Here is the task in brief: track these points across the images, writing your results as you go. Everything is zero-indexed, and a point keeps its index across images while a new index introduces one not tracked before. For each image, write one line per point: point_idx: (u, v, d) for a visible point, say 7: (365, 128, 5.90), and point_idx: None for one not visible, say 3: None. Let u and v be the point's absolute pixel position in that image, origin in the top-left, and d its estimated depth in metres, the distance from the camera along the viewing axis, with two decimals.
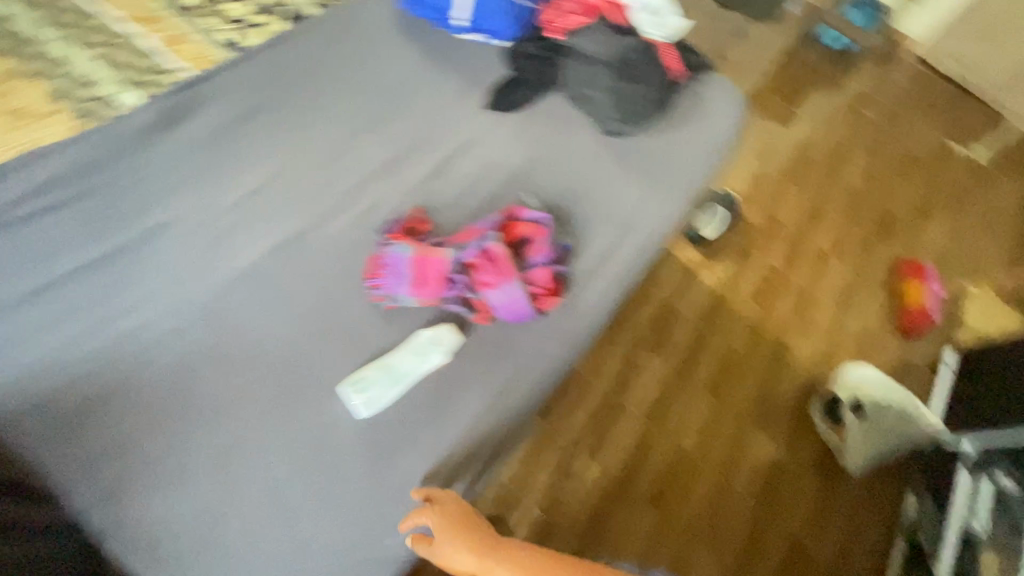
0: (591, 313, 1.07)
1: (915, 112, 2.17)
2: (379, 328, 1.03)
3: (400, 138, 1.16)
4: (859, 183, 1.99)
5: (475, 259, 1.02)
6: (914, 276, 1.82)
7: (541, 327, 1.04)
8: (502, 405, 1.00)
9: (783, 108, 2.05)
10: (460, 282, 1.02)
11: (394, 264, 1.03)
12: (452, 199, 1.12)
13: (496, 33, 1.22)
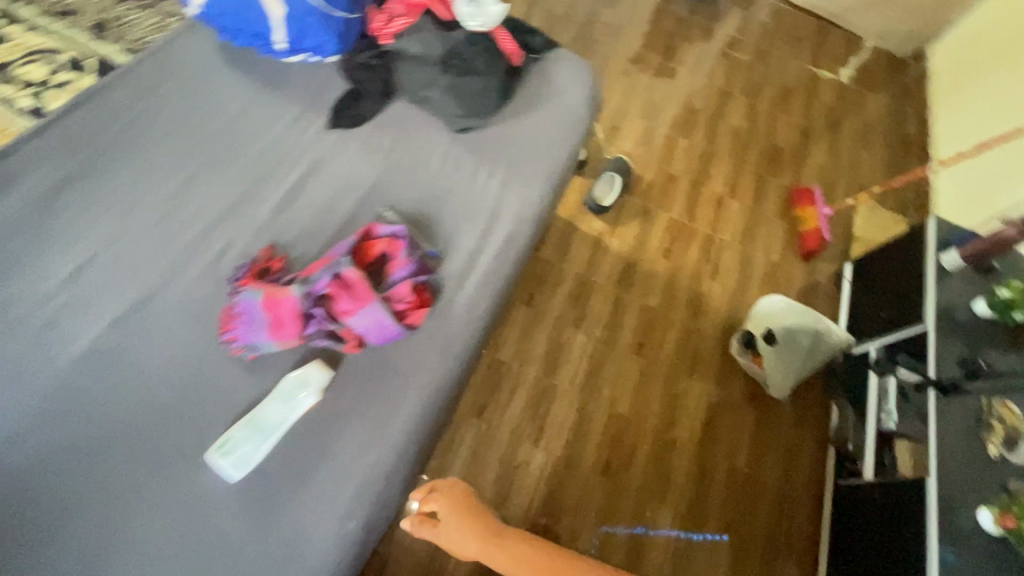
0: (472, 322, 0.97)
1: (767, 67, 2.46)
2: (245, 384, 0.94)
3: (243, 174, 1.05)
4: (734, 136, 2.21)
5: (330, 289, 0.92)
6: (805, 204, 2.03)
7: (419, 345, 0.95)
8: (391, 438, 0.92)
9: (654, 83, 2.28)
10: (320, 316, 0.93)
11: (246, 311, 0.94)
12: (301, 231, 1.00)
13: (321, 50, 1.08)
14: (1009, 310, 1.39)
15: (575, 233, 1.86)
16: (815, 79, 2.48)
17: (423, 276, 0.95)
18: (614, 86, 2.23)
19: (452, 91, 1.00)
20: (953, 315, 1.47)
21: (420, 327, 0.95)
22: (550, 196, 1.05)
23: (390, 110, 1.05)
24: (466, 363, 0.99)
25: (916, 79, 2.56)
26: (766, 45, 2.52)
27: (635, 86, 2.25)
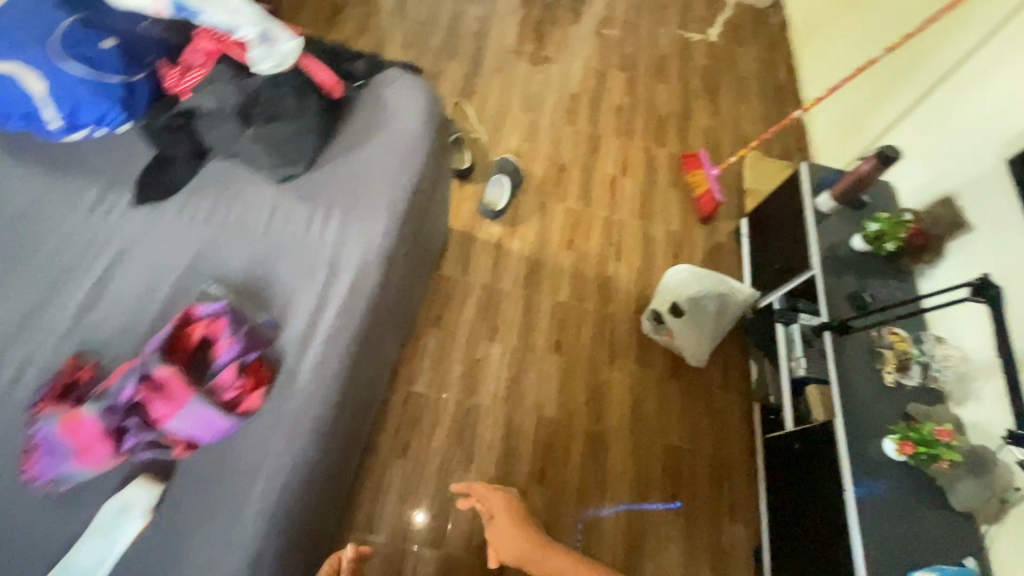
0: (324, 387, 0.83)
1: (639, 39, 2.48)
2: (56, 525, 0.77)
3: (43, 273, 0.93)
4: (617, 114, 2.23)
5: (142, 393, 0.79)
6: (695, 168, 2.06)
7: (262, 431, 0.81)
8: (242, 550, 0.75)
9: (531, 74, 2.25)
10: (138, 426, 0.80)
11: (46, 440, 0.79)
12: (117, 330, 0.88)
13: (107, 120, 0.96)
14: (881, 242, 1.46)
15: (475, 242, 1.82)
16: (686, 43, 2.53)
17: (255, 351, 0.82)
18: (491, 83, 2.19)
19: (262, 139, 0.90)
20: (836, 253, 1.53)
21: (260, 409, 0.82)
22: (397, 232, 0.96)
23: (204, 172, 0.94)
24: (330, 436, 0.85)
25: (779, 27, 2.66)
26: (635, 17, 2.55)
27: (512, 80, 2.22)
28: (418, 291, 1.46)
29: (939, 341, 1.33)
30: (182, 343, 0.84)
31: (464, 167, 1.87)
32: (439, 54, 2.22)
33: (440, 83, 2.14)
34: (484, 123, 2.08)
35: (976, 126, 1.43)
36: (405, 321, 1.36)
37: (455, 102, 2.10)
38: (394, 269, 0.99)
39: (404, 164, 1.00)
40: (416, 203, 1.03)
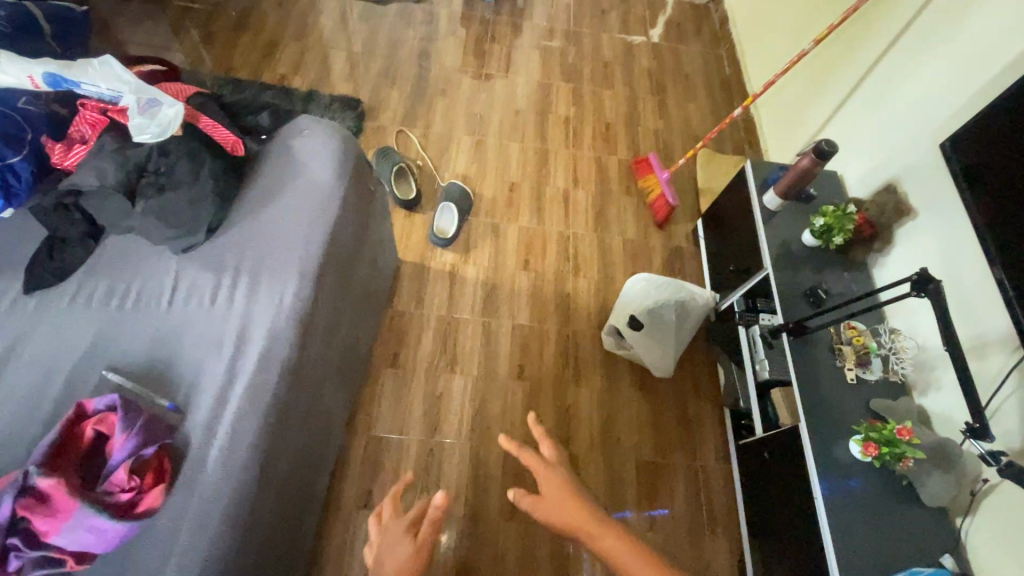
0: (240, 474, 0.75)
1: (581, 48, 2.47)
2: None
3: None
4: (565, 125, 2.21)
5: (24, 506, 0.64)
6: (646, 173, 2.04)
7: (171, 535, 0.70)
8: None
9: (473, 94, 2.23)
10: (20, 545, 0.65)
11: None
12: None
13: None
14: (830, 236, 1.43)
15: (427, 272, 1.77)
16: (629, 46, 2.52)
17: (153, 445, 0.72)
18: (434, 107, 2.16)
19: (152, 211, 0.84)
20: (788, 250, 1.50)
21: (164, 507, 0.72)
22: (311, 294, 0.90)
23: (100, 249, 0.89)
24: (252, 526, 0.76)
25: (719, 22, 2.66)
26: (574, 26, 2.54)
27: (455, 102, 2.19)
28: (367, 334, 1.42)
29: (894, 333, 1.31)
30: (71, 443, 0.72)
31: (409, 199, 1.85)
32: (377, 83, 2.17)
33: (381, 112, 2.10)
34: (429, 149, 2.04)
35: (914, 109, 1.42)
36: (352, 368, 1.31)
37: (398, 130, 2.06)
38: (314, 333, 0.93)
39: (315, 222, 0.96)
40: (334, 255, 0.99)
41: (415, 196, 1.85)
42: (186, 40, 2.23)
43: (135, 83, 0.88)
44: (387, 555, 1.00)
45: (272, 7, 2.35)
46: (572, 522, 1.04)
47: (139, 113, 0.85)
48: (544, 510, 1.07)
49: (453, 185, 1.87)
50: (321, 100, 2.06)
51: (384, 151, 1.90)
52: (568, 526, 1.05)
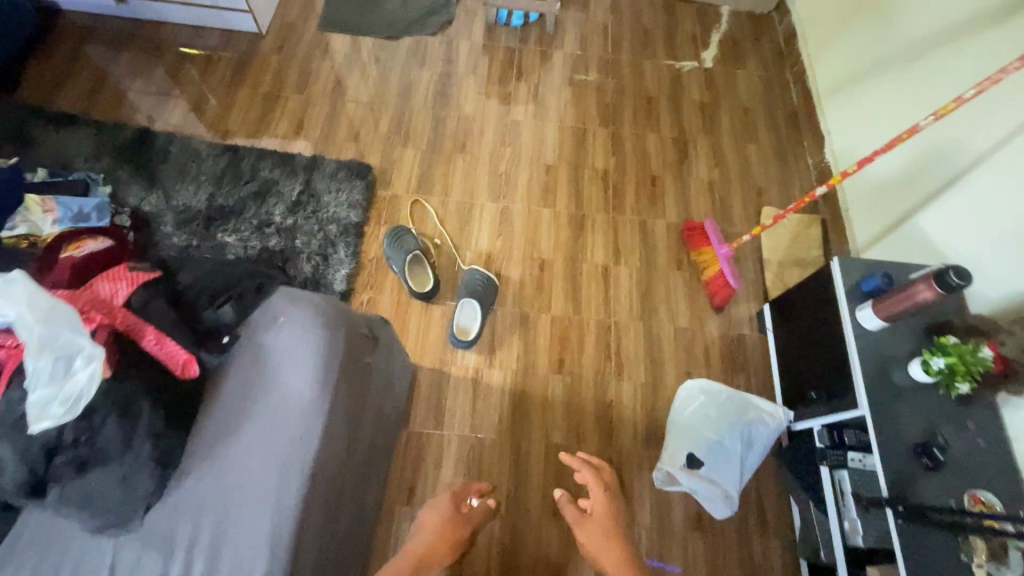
0: None
1: (621, 80, 2.14)
2: None
3: None
4: (603, 181, 1.90)
5: None
6: (700, 244, 1.75)
7: None
8: None
9: (496, 148, 1.94)
10: None
11: None
12: None
13: None
14: (952, 380, 1.12)
15: (448, 380, 1.55)
16: (676, 74, 2.17)
17: None
18: (453, 166, 1.89)
19: (70, 496, 0.69)
20: (890, 381, 1.20)
21: None
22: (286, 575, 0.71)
23: (21, 525, 0.74)
24: None
25: (785, 38, 2.26)
26: (613, 52, 2.20)
27: (476, 160, 1.91)
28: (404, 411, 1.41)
29: None
30: None
31: (426, 290, 1.61)
32: (390, 139, 1.91)
33: (394, 177, 1.85)
34: (447, 221, 1.79)
35: None
36: (362, 544, 1.12)
37: (412, 199, 1.81)
38: None
39: (292, 463, 0.76)
40: (320, 493, 0.78)
41: (432, 286, 1.62)
42: (179, 92, 2.00)
43: (51, 338, 0.65)
44: (435, 514, 1.20)
45: (274, 50, 2.10)
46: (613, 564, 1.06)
47: (55, 394, 0.65)
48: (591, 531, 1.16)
49: (476, 273, 1.64)
50: (326, 167, 1.82)
51: (401, 239, 1.67)
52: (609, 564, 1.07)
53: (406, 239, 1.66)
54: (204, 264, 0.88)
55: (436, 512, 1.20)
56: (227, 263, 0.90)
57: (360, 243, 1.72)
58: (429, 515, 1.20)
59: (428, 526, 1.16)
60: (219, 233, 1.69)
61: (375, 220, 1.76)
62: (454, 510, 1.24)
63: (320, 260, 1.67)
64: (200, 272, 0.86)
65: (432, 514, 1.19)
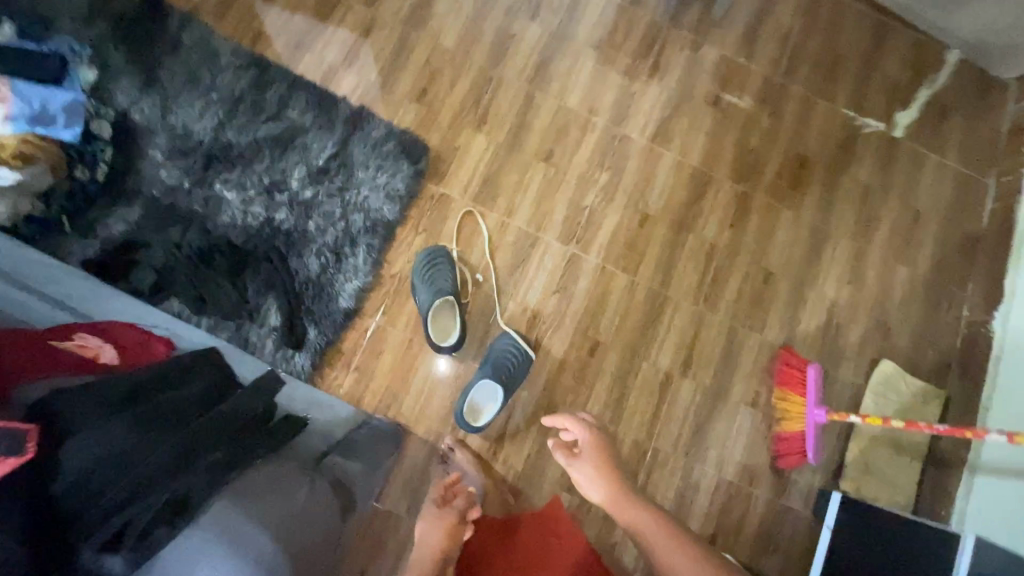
0: None
1: (778, 121, 1.60)
2: None
3: None
4: (705, 256, 1.48)
5: None
6: (793, 391, 1.38)
7: None
8: None
9: (588, 169, 1.48)
10: None
11: None
12: None
13: None
14: None
15: (439, 460, 1.28)
16: (851, 136, 1.62)
17: None
18: (528, 180, 1.45)
19: None
20: None
21: None
22: None
23: None
24: None
25: (1011, 128, 1.66)
26: (785, 74, 1.63)
27: (559, 182, 1.46)
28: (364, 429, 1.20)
29: None
30: None
31: (446, 343, 1.29)
32: (461, 113, 1.45)
33: (451, 172, 1.42)
34: (499, 254, 1.40)
35: None
36: None
37: (465, 212, 1.41)
38: None
39: None
40: None
41: (456, 342, 1.29)
42: None
43: None
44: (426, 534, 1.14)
45: None
46: (609, 496, 1.08)
47: None
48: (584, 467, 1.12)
49: (510, 344, 1.31)
50: (371, 132, 1.39)
51: (433, 278, 1.31)
52: (602, 494, 1.09)
53: (436, 284, 1.30)
54: (98, 457, 0.63)
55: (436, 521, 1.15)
56: (131, 457, 0.65)
57: (385, 249, 1.35)
58: (429, 526, 1.14)
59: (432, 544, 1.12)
60: (218, 183, 1.32)
61: (411, 227, 1.38)
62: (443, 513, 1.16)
63: (331, 259, 1.32)
64: (83, 476, 0.62)
65: (434, 525, 1.14)
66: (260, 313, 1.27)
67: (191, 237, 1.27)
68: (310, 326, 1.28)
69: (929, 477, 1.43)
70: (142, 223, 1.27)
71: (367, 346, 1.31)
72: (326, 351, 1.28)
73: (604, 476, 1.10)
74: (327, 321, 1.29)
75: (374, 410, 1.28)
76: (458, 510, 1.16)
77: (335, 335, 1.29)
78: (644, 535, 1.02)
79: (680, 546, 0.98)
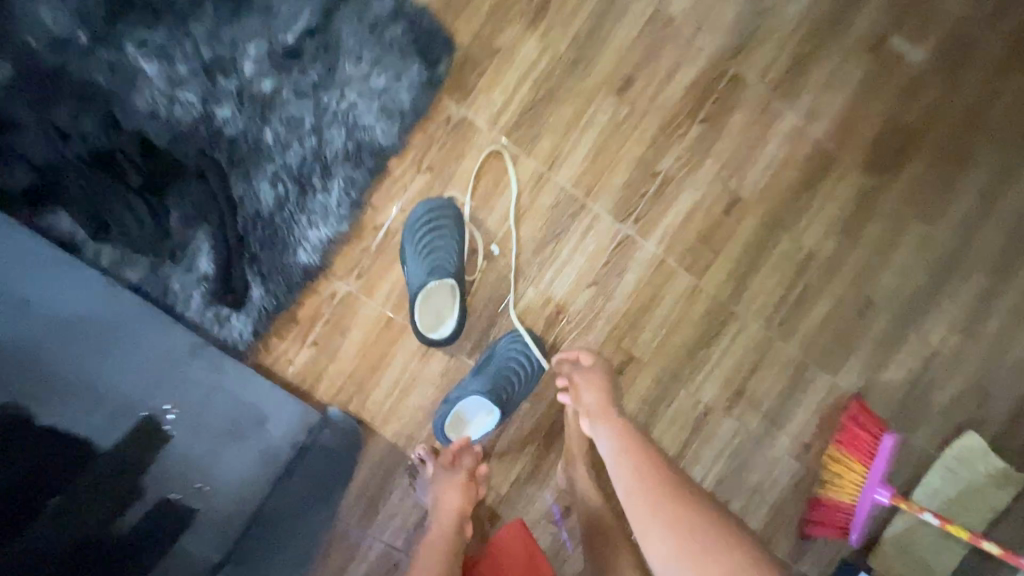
0: None
1: (952, 91, 1.12)
2: None
3: None
4: (796, 267, 1.11)
5: None
6: (854, 457, 1.12)
7: None
8: None
9: (675, 118, 1.04)
10: None
11: None
12: None
13: None
14: None
15: (406, 469, 1.03)
16: None
17: None
18: (589, 119, 1.01)
19: None
20: None
21: None
22: None
23: None
24: None
25: None
26: (985, 20, 1.11)
27: (630, 130, 1.03)
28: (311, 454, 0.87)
29: None
30: None
31: (435, 337, 0.95)
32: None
33: (480, 88, 0.98)
34: (527, 222, 1.01)
35: None
36: None
37: (490, 154, 0.99)
38: None
39: None
40: None
41: (449, 337, 0.95)
42: None
43: None
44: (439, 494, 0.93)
45: None
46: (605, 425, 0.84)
47: None
48: (586, 387, 0.91)
49: (520, 350, 0.99)
50: (372, 3, 0.93)
51: (431, 244, 0.94)
52: (598, 421, 0.86)
53: (433, 255, 0.94)
54: None
55: (450, 488, 0.93)
56: None
57: (370, 185, 0.96)
58: (444, 497, 0.92)
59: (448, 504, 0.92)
60: (133, 48, 0.88)
61: (412, 162, 0.98)
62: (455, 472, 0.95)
63: (291, 191, 0.94)
64: None
65: (450, 497, 0.92)
66: (186, 253, 0.91)
67: (89, 125, 0.86)
68: (254, 281, 0.94)
69: (972, 569, 1.22)
70: (10, 87, 0.84)
71: (330, 317, 0.98)
72: (274, 316, 0.95)
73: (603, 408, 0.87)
74: (277, 277, 0.94)
75: (330, 400, 0.99)
76: (467, 467, 0.95)
77: (288, 298, 0.95)
78: (635, 472, 0.75)
79: (671, 492, 0.71)
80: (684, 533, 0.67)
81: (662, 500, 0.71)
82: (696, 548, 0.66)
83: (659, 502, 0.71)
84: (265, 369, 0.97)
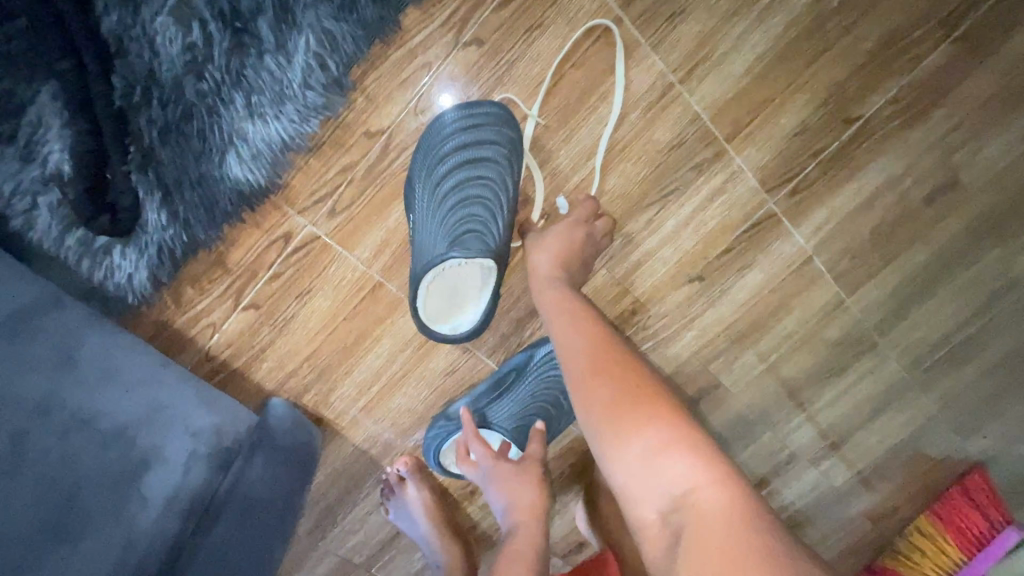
0: None
1: None
2: None
3: None
4: (990, 297, 0.74)
5: None
6: (952, 541, 0.85)
7: None
8: None
9: (913, 28, 0.60)
10: None
11: None
12: None
13: None
14: None
15: (377, 480, 0.74)
16: None
17: None
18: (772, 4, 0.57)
19: None
20: None
21: None
22: None
23: None
24: None
25: None
26: None
27: (833, 36, 0.59)
28: (224, 527, 0.48)
29: None
30: None
31: (440, 332, 0.59)
32: None
33: None
34: (621, 167, 0.61)
35: None
36: None
37: (588, 38, 0.56)
38: None
39: None
40: None
41: (462, 335, 0.60)
42: None
43: None
44: (511, 494, 0.61)
45: None
46: (544, 299, 0.55)
47: None
48: (537, 244, 0.58)
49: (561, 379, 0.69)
50: None
51: (461, 191, 0.56)
52: (539, 289, 0.56)
53: (466, 211, 0.56)
54: None
55: (520, 483, 0.61)
56: None
57: (363, 57, 0.53)
58: (518, 498, 0.60)
59: (527, 512, 0.60)
60: None
61: (449, 27, 0.54)
62: (527, 469, 0.62)
63: (217, 41, 0.51)
64: None
65: (526, 501, 0.60)
66: (22, 125, 0.51)
67: None
68: (147, 196, 0.55)
69: None
70: None
71: (279, 270, 0.60)
72: (184, 260, 0.58)
73: (547, 264, 0.56)
74: (186, 194, 0.55)
75: (275, 389, 0.65)
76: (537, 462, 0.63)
77: (206, 234, 0.57)
78: (572, 361, 0.50)
79: (615, 379, 0.47)
80: (630, 429, 0.44)
81: (602, 385, 0.47)
82: (646, 448, 0.43)
83: (600, 393, 0.46)
84: (175, 334, 0.62)
